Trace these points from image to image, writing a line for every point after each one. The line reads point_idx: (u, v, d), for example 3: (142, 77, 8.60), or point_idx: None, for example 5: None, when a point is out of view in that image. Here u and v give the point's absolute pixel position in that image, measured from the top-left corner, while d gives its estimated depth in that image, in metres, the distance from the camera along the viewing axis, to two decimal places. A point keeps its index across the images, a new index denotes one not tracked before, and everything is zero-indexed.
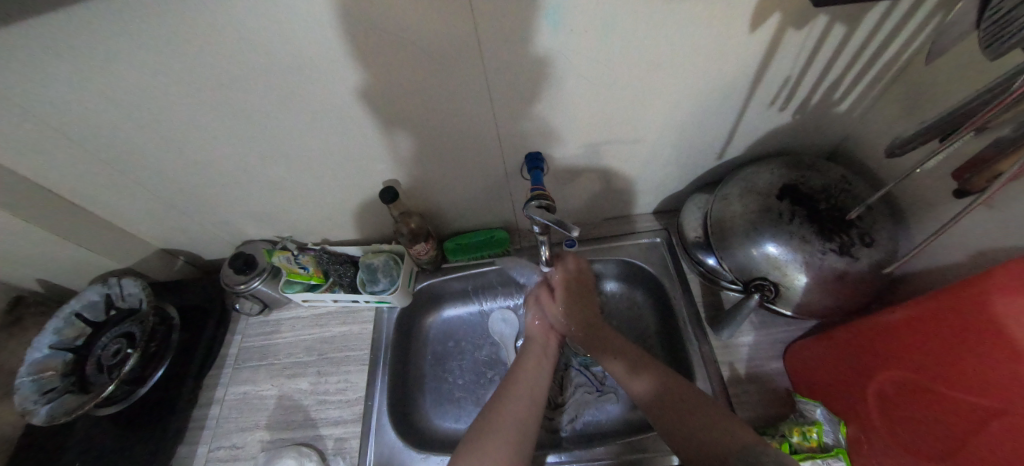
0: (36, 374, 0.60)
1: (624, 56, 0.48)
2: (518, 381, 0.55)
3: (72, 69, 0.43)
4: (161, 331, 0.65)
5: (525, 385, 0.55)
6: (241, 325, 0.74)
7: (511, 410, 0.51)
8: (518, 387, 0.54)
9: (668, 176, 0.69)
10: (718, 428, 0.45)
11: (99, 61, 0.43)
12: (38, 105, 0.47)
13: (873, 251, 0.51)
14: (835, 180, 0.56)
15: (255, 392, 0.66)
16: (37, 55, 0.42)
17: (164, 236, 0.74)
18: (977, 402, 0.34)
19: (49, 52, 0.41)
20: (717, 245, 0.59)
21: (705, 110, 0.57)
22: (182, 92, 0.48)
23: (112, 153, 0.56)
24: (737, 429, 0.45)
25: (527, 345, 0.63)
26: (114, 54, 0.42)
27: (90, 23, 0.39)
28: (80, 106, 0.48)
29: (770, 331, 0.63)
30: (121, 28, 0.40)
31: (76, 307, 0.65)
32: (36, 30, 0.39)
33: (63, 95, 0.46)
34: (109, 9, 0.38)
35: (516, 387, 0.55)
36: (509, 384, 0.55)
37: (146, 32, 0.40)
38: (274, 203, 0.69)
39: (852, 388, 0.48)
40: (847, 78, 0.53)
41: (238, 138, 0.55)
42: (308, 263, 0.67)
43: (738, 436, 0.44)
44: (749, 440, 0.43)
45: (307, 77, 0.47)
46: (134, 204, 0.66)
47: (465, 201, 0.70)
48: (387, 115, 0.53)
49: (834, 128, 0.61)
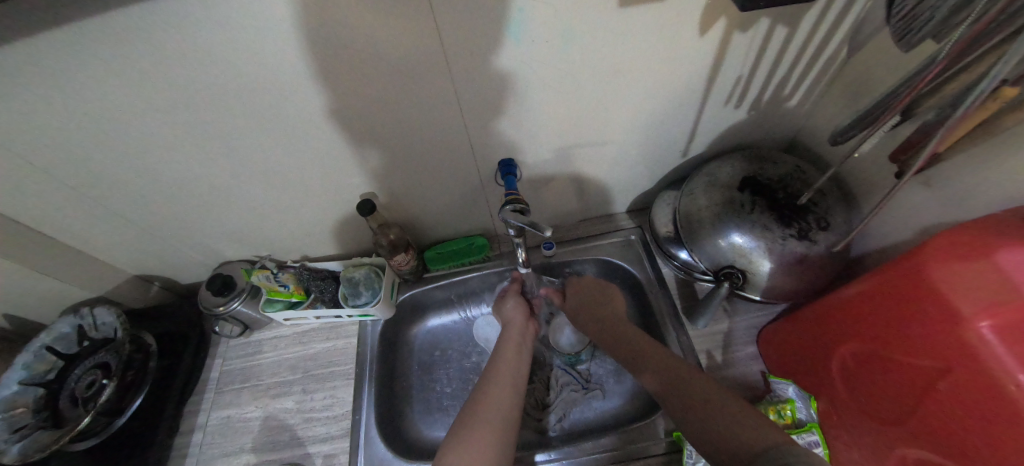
0: (6, 411, 0.58)
1: (585, 63, 0.51)
2: (501, 372, 0.57)
3: (35, 97, 0.43)
4: (138, 359, 0.64)
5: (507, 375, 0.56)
6: (221, 348, 0.73)
7: (495, 401, 0.52)
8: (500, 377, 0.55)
9: (638, 175, 0.72)
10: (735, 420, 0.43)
11: (65, 87, 0.43)
12: (1, 135, 0.47)
13: (828, 235, 0.55)
14: (790, 170, 0.60)
15: (238, 415, 0.65)
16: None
17: (137, 263, 0.73)
18: (923, 365, 0.37)
19: (11, 81, 0.41)
20: (687, 238, 0.62)
21: (667, 111, 0.60)
22: (151, 117, 0.48)
23: (80, 180, 0.55)
24: (763, 426, 0.41)
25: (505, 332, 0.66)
26: (79, 80, 0.42)
27: (55, 51, 0.39)
28: (46, 135, 0.48)
29: (743, 317, 0.66)
30: (87, 54, 0.40)
31: (46, 341, 0.63)
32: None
33: (26, 124, 0.46)
34: (74, 36, 0.38)
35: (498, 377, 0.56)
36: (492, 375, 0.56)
37: (113, 57, 0.41)
38: (251, 222, 0.68)
39: (818, 364, 0.51)
40: (793, 75, 0.56)
41: (210, 159, 0.56)
42: (289, 280, 0.68)
43: (769, 437, 0.39)
44: (774, 439, 0.39)
45: (278, 95, 0.48)
46: (105, 231, 0.65)
47: (443, 211, 0.71)
48: (361, 129, 0.54)
49: (788, 123, 0.65)
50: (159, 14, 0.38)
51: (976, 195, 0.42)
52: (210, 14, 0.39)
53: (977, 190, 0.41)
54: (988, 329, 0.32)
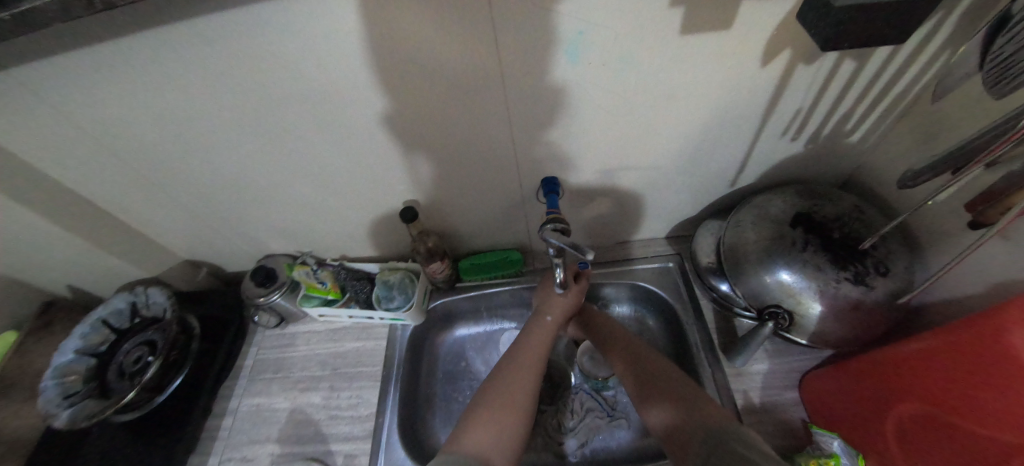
0: (60, 377, 0.62)
1: (639, 88, 0.50)
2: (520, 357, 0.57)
3: (127, 91, 0.47)
4: (182, 339, 0.67)
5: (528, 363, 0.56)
6: (257, 337, 0.76)
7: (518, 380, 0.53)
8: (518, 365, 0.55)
9: (681, 202, 0.70)
10: (688, 411, 0.47)
11: (153, 83, 0.46)
12: (91, 123, 0.51)
13: (888, 281, 0.51)
14: (848, 210, 0.57)
15: (268, 404, 0.67)
16: (99, 80, 0.45)
17: (190, 248, 0.77)
18: (995, 437, 0.34)
19: (109, 77, 0.45)
20: (730, 270, 0.60)
21: (718, 139, 0.58)
22: (223, 115, 0.51)
23: (151, 168, 0.59)
24: (704, 410, 0.47)
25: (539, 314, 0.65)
26: (166, 77, 0.46)
27: (150, 51, 0.43)
28: (130, 126, 0.52)
29: (785, 359, 0.63)
30: (175, 55, 0.43)
31: (102, 314, 0.67)
32: (103, 58, 0.43)
33: (115, 115, 0.50)
34: (169, 38, 0.42)
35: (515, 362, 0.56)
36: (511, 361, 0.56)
37: (198, 58, 0.44)
38: (298, 219, 0.71)
39: (871, 421, 0.48)
40: (858, 110, 0.54)
41: (269, 157, 0.58)
42: (327, 278, 0.70)
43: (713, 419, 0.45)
44: (714, 420, 0.45)
45: (340, 100, 0.50)
46: (166, 217, 0.69)
47: (480, 222, 0.71)
48: (412, 137, 0.56)
49: (846, 159, 0.62)
50: (245, 20, 0.41)
51: None
52: (290, 24, 0.41)
53: None
54: None
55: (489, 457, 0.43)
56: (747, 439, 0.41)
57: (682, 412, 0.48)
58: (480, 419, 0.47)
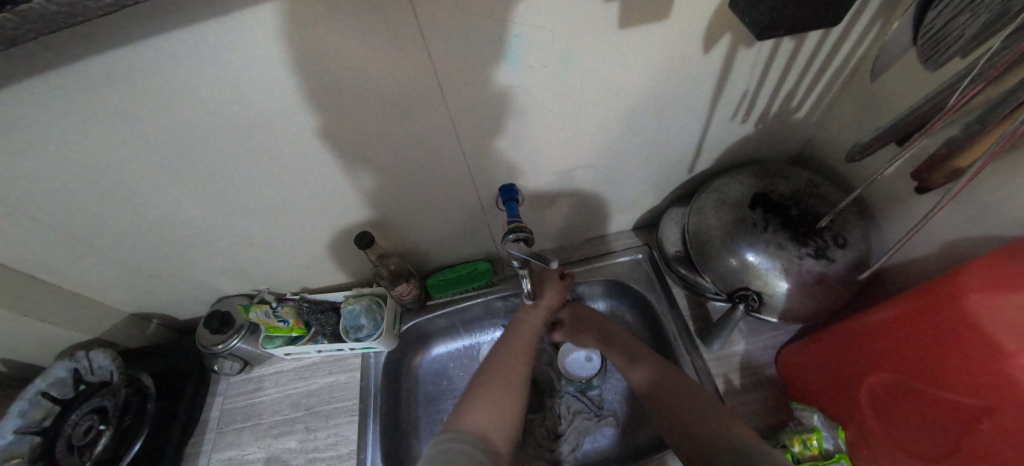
0: (1, 463, 0.56)
1: (585, 87, 0.49)
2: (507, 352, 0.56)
3: (18, 146, 0.42)
4: (135, 402, 0.62)
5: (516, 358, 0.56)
6: (222, 385, 0.71)
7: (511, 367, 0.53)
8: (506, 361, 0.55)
9: (643, 193, 0.69)
10: (715, 428, 0.44)
11: (48, 135, 0.41)
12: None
13: (846, 252, 0.53)
14: (802, 186, 0.58)
15: (240, 456, 0.63)
16: None
17: (133, 301, 0.71)
18: (966, 401, 0.36)
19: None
20: (698, 258, 0.60)
21: (671, 128, 0.58)
22: (139, 160, 0.47)
23: (68, 224, 0.53)
24: (733, 429, 0.43)
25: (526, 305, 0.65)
26: (62, 126, 0.41)
27: (35, 100, 0.38)
28: (33, 183, 0.46)
29: (759, 338, 0.63)
30: (68, 102, 0.39)
31: (42, 387, 0.62)
32: None
33: (11, 172, 0.45)
34: (56, 84, 0.37)
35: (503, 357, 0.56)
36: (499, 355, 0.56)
37: (95, 102, 0.39)
38: (247, 257, 0.66)
39: (844, 392, 0.49)
40: (801, 87, 0.54)
41: (202, 197, 0.54)
42: (288, 315, 0.65)
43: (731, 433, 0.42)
44: (743, 439, 0.41)
45: (269, 129, 0.46)
46: (98, 272, 0.63)
47: (444, 237, 0.69)
48: (355, 160, 0.52)
49: (796, 135, 0.63)
50: (142, 57, 0.37)
51: (1003, 213, 0.40)
52: (194, 56, 0.37)
53: (1006, 208, 0.39)
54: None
55: (491, 435, 0.44)
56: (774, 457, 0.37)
57: (709, 428, 0.44)
58: (478, 400, 0.47)
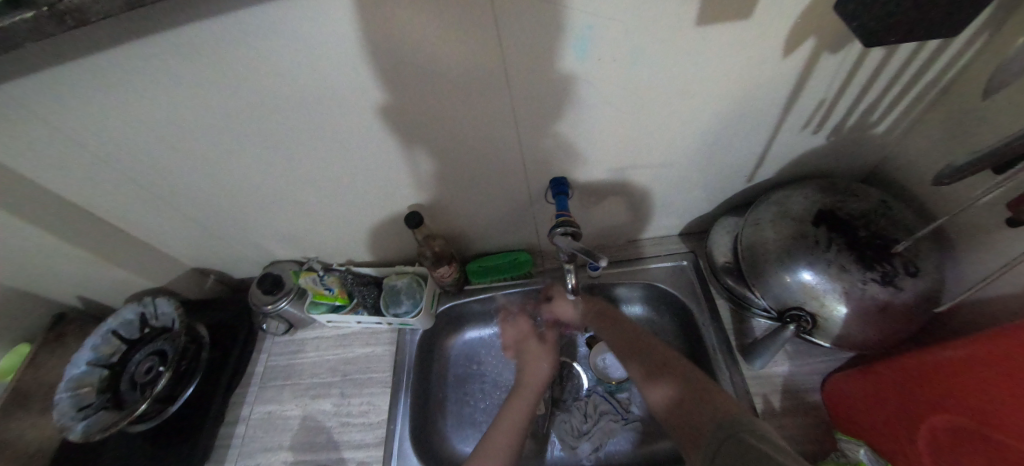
0: (74, 390, 0.64)
1: (652, 85, 0.48)
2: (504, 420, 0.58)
3: (119, 103, 0.46)
4: (192, 349, 0.68)
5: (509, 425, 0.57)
6: (267, 343, 0.75)
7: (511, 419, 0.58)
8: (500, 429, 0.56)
9: (695, 198, 0.67)
10: (699, 401, 0.45)
11: (145, 95, 0.45)
12: (88, 137, 0.50)
13: (918, 281, 0.49)
14: (875, 206, 0.54)
15: (279, 411, 0.67)
16: (90, 93, 0.44)
17: (195, 256, 0.76)
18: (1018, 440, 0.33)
19: (101, 90, 0.44)
20: (749, 271, 0.57)
21: (736, 133, 0.55)
22: (220, 124, 0.50)
23: (150, 179, 0.58)
24: (717, 400, 0.44)
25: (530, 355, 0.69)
26: (160, 88, 0.44)
27: (140, 62, 0.41)
28: (126, 137, 0.50)
29: (806, 361, 0.61)
30: (168, 66, 0.42)
31: (112, 325, 0.68)
32: (90, 71, 0.41)
33: (110, 127, 0.49)
34: (159, 48, 0.40)
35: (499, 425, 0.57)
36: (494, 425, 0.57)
37: (189, 67, 0.42)
38: (302, 225, 0.70)
39: (899, 428, 0.46)
40: (885, 100, 0.51)
41: (269, 165, 0.57)
42: (334, 283, 0.69)
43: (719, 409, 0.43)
44: (726, 411, 0.42)
45: (339, 104, 0.48)
46: (169, 226, 0.68)
47: (487, 224, 0.69)
48: (415, 140, 0.54)
49: (870, 151, 0.59)
50: (237, 27, 0.39)
51: None
52: (282, 31, 0.39)
53: None
54: None
55: None
56: (753, 427, 0.38)
57: (693, 401, 0.45)
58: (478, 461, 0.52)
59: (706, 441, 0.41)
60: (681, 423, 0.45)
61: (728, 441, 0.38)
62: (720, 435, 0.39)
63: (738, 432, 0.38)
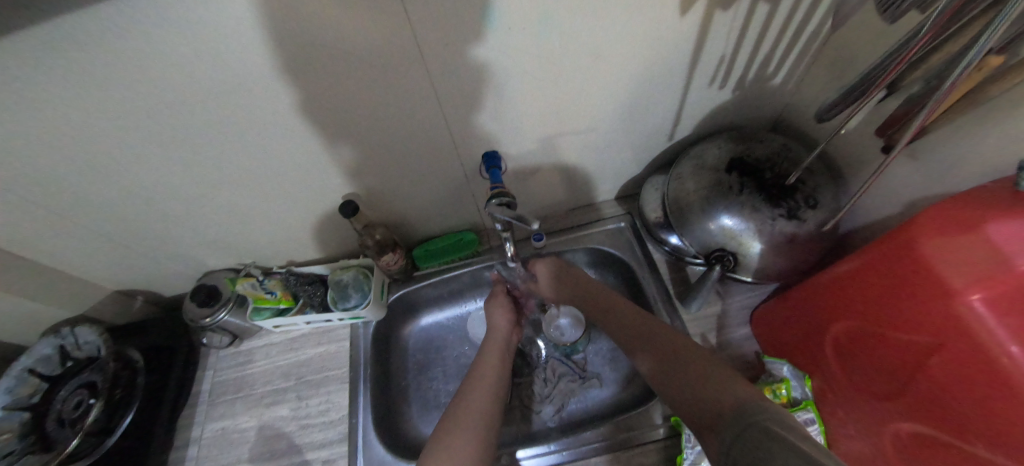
0: None
1: (566, 50, 0.49)
2: (485, 376, 0.57)
3: None
4: (125, 375, 0.63)
5: (490, 379, 0.56)
6: (212, 358, 0.71)
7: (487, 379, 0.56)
8: (483, 384, 0.55)
9: (625, 161, 0.70)
10: (718, 387, 0.42)
11: (12, 104, 0.41)
12: None
13: (818, 213, 0.55)
14: (776, 149, 0.59)
15: (233, 425, 0.65)
16: None
17: (116, 278, 0.71)
18: (915, 340, 0.39)
19: None
20: (677, 224, 0.61)
21: (651, 94, 0.58)
22: (113, 130, 0.46)
23: (42, 199, 0.53)
24: (739, 385, 0.41)
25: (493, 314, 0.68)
26: (30, 96, 0.40)
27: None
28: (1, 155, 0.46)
29: (735, 299, 0.67)
30: (33, 69, 0.38)
31: (27, 364, 0.62)
32: None
33: None
34: (17, 50, 0.36)
35: (482, 380, 0.56)
36: (475, 380, 0.56)
37: (59, 68, 0.38)
38: (230, 229, 0.66)
39: (809, 343, 0.54)
40: (777, 53, 0.55)
41: (182, 170, 0.54)
42: (275, 287, 0.65)
43: (739, 395, 0.40)
44: (745, 396, 0.39)
45: (245, 96, 0.45)
46: (78, 248, 0.62)
47: (429, 208, 0.69)
48: (338, 128, 0.52)
49: (773, 102, 0.64)
50: (107, 20, 0.35)
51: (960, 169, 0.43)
52: (160, 20, 0.36)
53: (961, 165, 0.42)
54: (980, 301, 0.33)
55: None
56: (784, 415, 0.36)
57: (711, 386, 0.43)
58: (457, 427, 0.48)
59: (722, 427, 0.38)
60: (682, 397, 0.45)
61: (750, 428, 0.35)
62: (736, 429, 0.36)
63: (762, 418, 0.35)
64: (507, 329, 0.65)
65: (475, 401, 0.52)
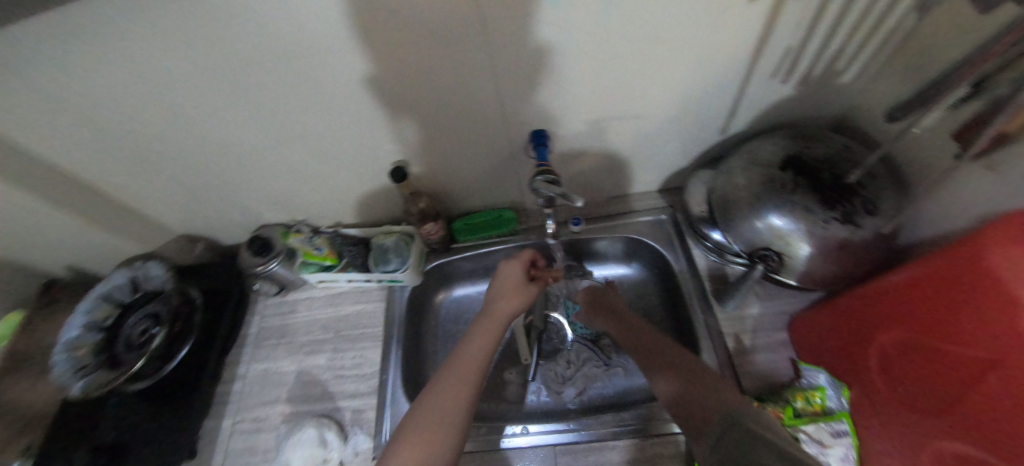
0: (70, 351, 0.64)
1: (625, 31, 0.48)
2: (475, 345, 0.50)
3: (86, 66, 0.45)
4: (184, 311, 0.70)
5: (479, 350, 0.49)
6: (259, 306, 0.77)
7: (473, 352, 0.49)
8: (469, 357, 0.48)
9: (672, 152, 0.70)
10: (705, 392, 0.44)
11: (109, 57, 0.45)
12: (63, 102, 0.50)
13: (876, 220, 0.52)
14: (837, 150, 0.57)
15: (275, 368, 0.70)
16: (59, 56, 0.44)
17: (183, 223, 0.77)
18: (971, 354, 0.36)
19: (68, 53, 0.43)
20: (722, 218, 0.61)
21: (707, 83, 0.57)
22: (190, 87, 0.50)
23: (128, 144, 0.58)
24: (722, 389, 0.44)
25: (506, 274, 0.61)
26: (125, 50, 0.44)
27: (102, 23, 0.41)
28: (97, 102, 0.51)
29: (774, 302, 0.65)
30: (130, 25, 0.41)
31: (103, 290, 0.67)
32: (54, 34, 0.41)
33: (82, 91, 0.49)
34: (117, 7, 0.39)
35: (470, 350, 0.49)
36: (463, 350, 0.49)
37: (150, 25, 0.42)
38: (285, 186, 0.70)
39: (854, 354, 0.51)
40: (849, 47, 0.52)
41: (249, 128, 0.57)
42: (323, 244, 0.70)
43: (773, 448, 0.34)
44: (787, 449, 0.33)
45: (310, 61, 0.48)
46: (152, 192, 0.68)
47: (471, 182, 0.71)
48: (395, 99, 0.54)
49: (837, 101, 0.61)
50: None
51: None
52: None
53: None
54: None
55: None
56: (764, 421, 0.39)
57: (700, 391, 0.44)
58: (429, 411, 0.42)
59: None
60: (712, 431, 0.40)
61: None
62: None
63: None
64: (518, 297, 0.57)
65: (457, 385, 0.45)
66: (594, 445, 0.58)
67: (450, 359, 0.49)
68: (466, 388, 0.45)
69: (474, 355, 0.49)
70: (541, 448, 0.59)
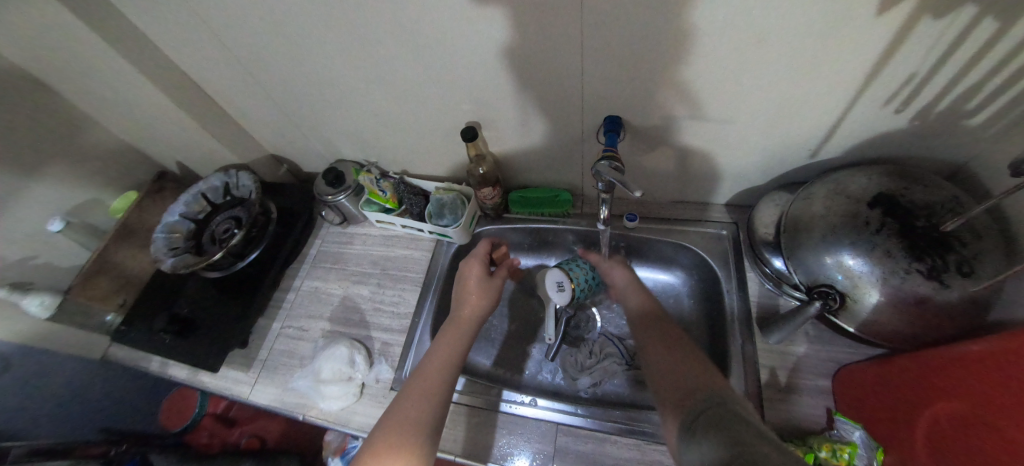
0: (168, 232, 0.76)
1: (727, 29, 0.45)
2: (438, 355, 0.55)
3: None
4: (261, 220, 0.77)
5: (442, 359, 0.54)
6: (323, 231, 0.85)
7: (435, 363, 0.54)
8: (433, 368, 0.53)
9: (749, 166, 0.66)
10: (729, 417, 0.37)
11: None
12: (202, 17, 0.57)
13: (971, 283, 0.45)
14: (944, 198, 0.50)
15: (324, 288, 0.77)
16: None
17: (274, 142, 0.87)
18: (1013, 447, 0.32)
19: None
20: (788, 243, 0.58)
21: (804, 100, 0.53)
22: (302, 23, 0.55)
23: (244, 65, 0.66)
24: (714, 376, 0.45)
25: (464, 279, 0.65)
26: None
27: None
28: (228, 22, 0.58)
29: (825, 347, 0.61)
30: None
31: (202, 188, 0.79)
32: None
33: (219, 11, 0.56)
34: None
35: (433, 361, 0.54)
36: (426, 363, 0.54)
37: None
38: (365, 127, 0.76)
39: (899, 421, 0.47)
40: (987, 86, 0.46)
41: (344, 70, 0.62)
42: (388, 188, 0.75)
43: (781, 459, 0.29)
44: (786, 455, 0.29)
45: (408, 15, 0.50)
46: (256, 110, 0.77)
47: (535, 157, 0.73)
48: (478, 64, 0.56)
49: (958, 145, 0.54)
50: None
51: None
52: None
53: None
54: None
55: None
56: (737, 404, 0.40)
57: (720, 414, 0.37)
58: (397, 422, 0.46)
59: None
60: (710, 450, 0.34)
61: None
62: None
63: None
64: (483, 307, 0.62)
65: (421, 400, 0.49)
66: (596, 434, 0.59)
67: (414, 376, 0.52)
68: (430, 402, 0.49)
69: (436, 365, 0.53)
70: (544, 423, 0.61)
